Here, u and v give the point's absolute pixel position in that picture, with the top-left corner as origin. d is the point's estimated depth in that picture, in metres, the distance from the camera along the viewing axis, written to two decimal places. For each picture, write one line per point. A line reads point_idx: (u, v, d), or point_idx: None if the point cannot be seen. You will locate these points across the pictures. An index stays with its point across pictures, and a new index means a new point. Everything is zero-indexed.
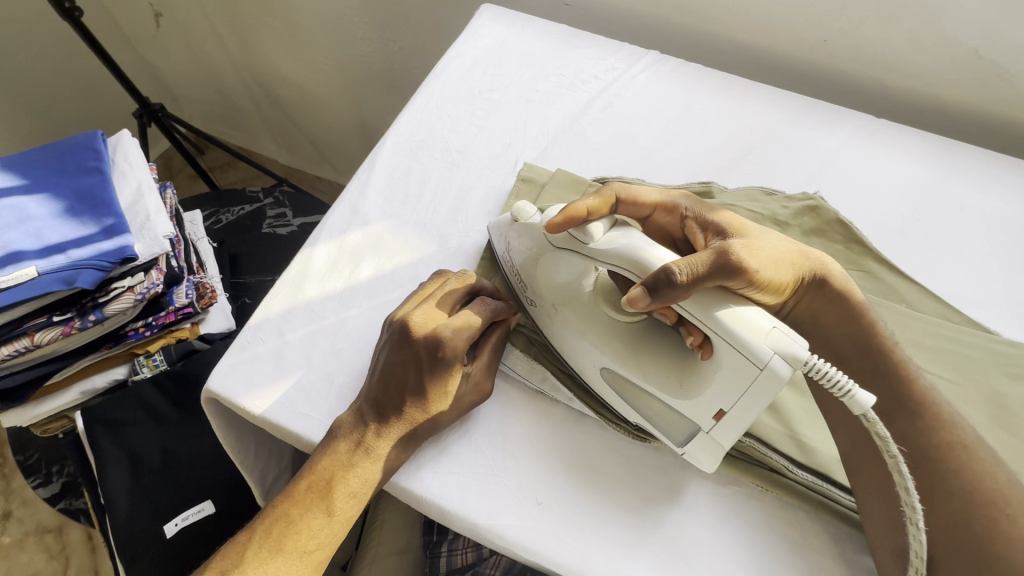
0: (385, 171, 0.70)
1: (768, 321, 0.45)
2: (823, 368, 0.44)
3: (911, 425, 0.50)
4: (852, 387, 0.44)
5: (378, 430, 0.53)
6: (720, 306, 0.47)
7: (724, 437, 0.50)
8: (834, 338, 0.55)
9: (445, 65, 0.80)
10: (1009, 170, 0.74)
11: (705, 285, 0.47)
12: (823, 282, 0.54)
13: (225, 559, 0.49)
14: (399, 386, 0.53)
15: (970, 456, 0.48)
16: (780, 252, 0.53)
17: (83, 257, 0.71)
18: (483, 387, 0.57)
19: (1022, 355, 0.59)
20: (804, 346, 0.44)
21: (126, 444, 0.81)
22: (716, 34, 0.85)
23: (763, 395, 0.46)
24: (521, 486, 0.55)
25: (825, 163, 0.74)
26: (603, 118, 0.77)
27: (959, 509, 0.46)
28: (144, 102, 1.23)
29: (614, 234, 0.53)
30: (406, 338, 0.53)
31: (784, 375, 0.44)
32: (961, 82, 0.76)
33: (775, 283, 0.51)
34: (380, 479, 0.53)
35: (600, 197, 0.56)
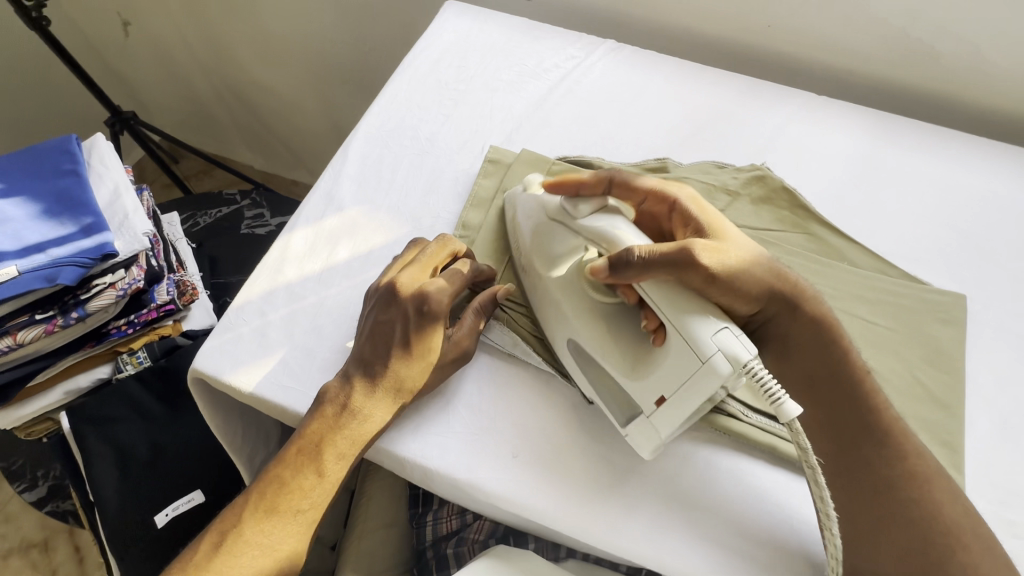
0: (357, 159, 0.76)
1: (718, 320, 0.49)
2: (761, 372, 0.47)
3: (875, 453, 0.52)
4: (785, 398, 0.47)
5: (366, 389, 0.56)
6: (665, 298, 0.51)
7: (665, 423, 0.52)
8: (806, 363, 0.56)
9: (413, 61, 0.86)
10: (940, 137, 0.81)
11: (656, 275, 0.52)
12: (799, 309, 0.56)
13: (225, 521, 0.53)
14: (386, 345, 0.57)
15: (930, 488, 0.51)
16: (751, 266, 0.54)
17: (63, 256, 0.76)
18: (467, 347, 0.59)
19: (951, 303, 0.66)
20: (750, 353, 0.48)
21: (112, 440, 0.86)
22: (670, 23, 0.92)
23: (702, 390, 0.49)
24: (504, 454, 0.57)
25: (772, 137, 0.80)
26: (564, 103, 0.82)
27: (920, 535, 0.49)
28: (116, 110, 1.34)
29: (604, 216, 0.58)
30: (393, 298, 0.58)
31: (721, 373, 0.47)
32: (893, 61, 0.84)
33: (738, 293, 0.53)
34: (367, 438, 0.55)
35: (595, 178, 0.60)
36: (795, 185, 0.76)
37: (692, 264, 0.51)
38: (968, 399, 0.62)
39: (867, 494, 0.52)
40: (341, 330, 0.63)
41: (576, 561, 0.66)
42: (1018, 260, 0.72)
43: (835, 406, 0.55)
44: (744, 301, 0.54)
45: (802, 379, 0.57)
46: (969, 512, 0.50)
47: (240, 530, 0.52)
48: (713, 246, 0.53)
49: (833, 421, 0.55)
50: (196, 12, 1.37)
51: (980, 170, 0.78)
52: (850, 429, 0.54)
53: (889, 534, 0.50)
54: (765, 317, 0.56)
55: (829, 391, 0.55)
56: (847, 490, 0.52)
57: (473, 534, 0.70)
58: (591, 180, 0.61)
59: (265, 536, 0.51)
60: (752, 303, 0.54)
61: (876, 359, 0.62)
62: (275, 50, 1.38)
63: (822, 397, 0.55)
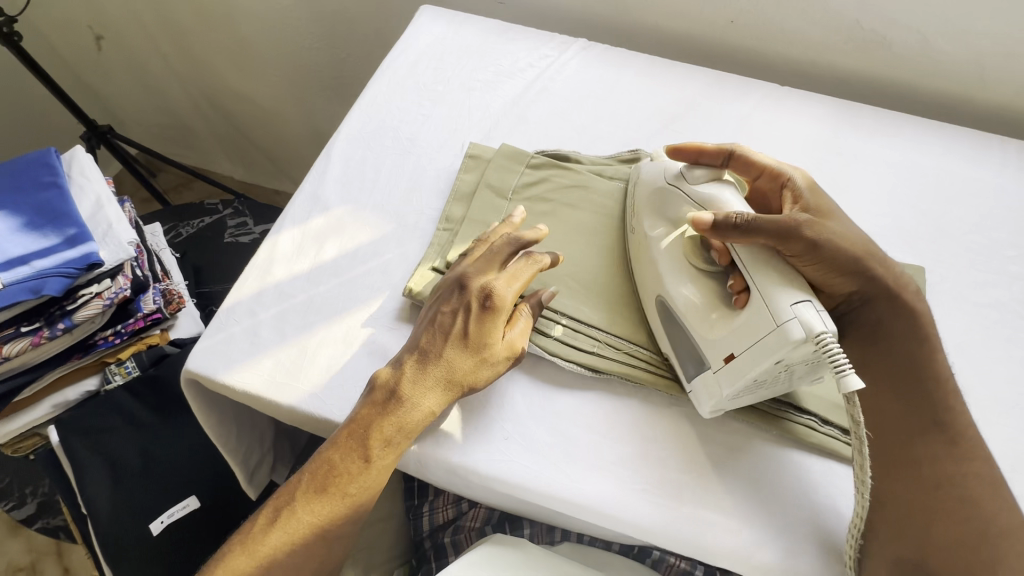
0: (340, 161, 0.77)
1: (803, 294, 0.51)
2: (832, 346, 0.48)
3: (947, 450, 0.53)
4: (851, 371, 0.48)
5: (417, 380, 0.58)
6: (758, 260, 0.54)
7: (730, 381, 0.54)
8: (898, 354, 0.57)
9: (391, 64, 0.88)
10: (894, 121, 0.86)
11: (754, 238, 0.54)
12: (894, 299, 0.58)
13: (280, 498, 0.57)
14: (445, 336, 0.59)
15: (993, 491, 0.52)
16: (854, 247, 0.56)
17: (48, 267, 0.76)
18: (518, 348, 0.60)
19: (910, 275, 0.70)
20: (826, 328, 0.49)
21: (104, 452, 0.85)
22: (637, 21, 0.95)
23: (770, 354, 0.50)
24: (552, 453, 0.59)
25: (738, 127, 0.84)
26: (540, 100, 0.85)
27: (974, 535, 0.50)
28: (92, 124, 1.33)
29: (715, 184, 0.60)
30: (460, 289, 0.60)
31: (793, 338, 0.49)
32: (848, 50, 0.88)
33: (838, 271, 0.56)
34: (415, 427, 0.57)
35: (720, 150, 0.63)
36: None
37: (797, 235, 0.54)
38: None
39: (924, 491, 0.52)
40: (331, 325, 0.65)
41: (571, 544, 0.67)
42: (973, 233, 0.76)
43: (914, 396, 0.56)
44: (842, 278, 0.57)
45: (885, 368, 0.57)
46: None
47: (293, 508, 0.56)
48: (819, 220, 0.56)
49: (912, 413, 0.55)
50: (171, 24, 1.37)
51: (933, 150, 0.83)
52: (928, 422, 0.55)
53: (940, 530, 0.50)
54: (856, 299, 0.58)
55: (914, 382, 0.56)
56: (907, 483, 0.53)
57: (469, 522, 0.71)
58: (714, 150, 0.63)
59: (316, 515, 0.56)
60: (850, 283, 0.57)
61: None
62: (252, 59, 1.39)
63: (902, 384, 0.56)
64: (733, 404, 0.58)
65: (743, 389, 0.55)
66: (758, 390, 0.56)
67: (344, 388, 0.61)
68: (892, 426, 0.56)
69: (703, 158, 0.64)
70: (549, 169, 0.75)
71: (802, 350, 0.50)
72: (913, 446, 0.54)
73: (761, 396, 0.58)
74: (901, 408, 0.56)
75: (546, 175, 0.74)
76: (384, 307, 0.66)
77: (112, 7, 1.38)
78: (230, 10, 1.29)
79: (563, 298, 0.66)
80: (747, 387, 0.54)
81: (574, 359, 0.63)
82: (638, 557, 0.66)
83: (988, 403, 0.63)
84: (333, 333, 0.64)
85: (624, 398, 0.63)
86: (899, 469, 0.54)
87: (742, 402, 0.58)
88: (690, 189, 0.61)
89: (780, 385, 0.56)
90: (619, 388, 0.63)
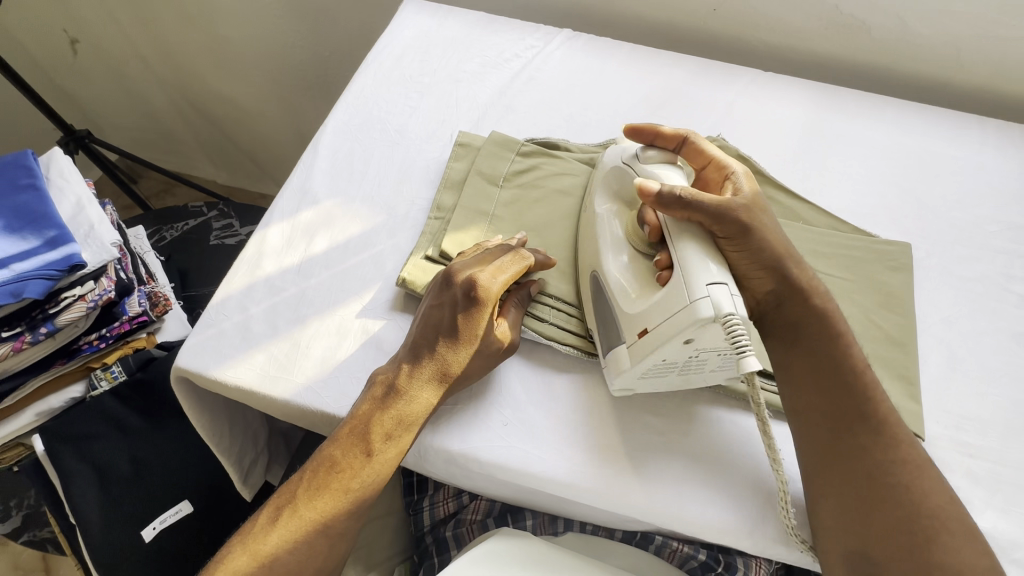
0: (328, 154, 0.77)
1: (720, 277, 0.52)
2: (736, 328, 0.50)
3: (871, 441, 0.53)
4: (749, 353, 0.50)
5: (412, 373, 0.57)
6: (687, 237, 0.55)
7: (639, 356, 0.55)
8: (813, 344, 0.57)
9: (376, 57, 0.88)
10: (876, 104, 0.87)
11: (689, 214, 0.55)
12: (808, 296, 0.58)
13: (281, 496, 0.57)
14: (436, 330, 0.59)
15: (920, 476, 0.51)
16: (778, 240, 0.58)
17: (28, 270, 0.74)
18: (509, 340, 0.60)
19: (897, 252, 0.71)
20: (734, 311, 0.50)
21: (92, 458, 0.83)
22: (621, 11, 0.96)
23: (678, 331, 0.51)
24: (532, 443, 0.58)
25: (724, 113, 0.84)
26: (527, 90, 0.85)
27: (907, 523, 0.49)
28: (69, 128, 1.30)
29: (664, 166, 0.61)
30: (448, 282, 0.59)
31: (699, 315, 0.50)
32: (829, 36, 0.90)
33: (758, 259, 0.57)
34: (414, 421, 0.56)
35: (675, 133, 0.63)
36: (749, 154, 0.80)
37: (721, 217, 0.55)
38: (922, 338, 0.67)
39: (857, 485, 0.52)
40: (324, 316, 0.64)
41: (575, 534, 0.67)
42: (955, 210, 0.78)
43: (836, 393, 0.55)
44: (756, 270, 0.58)
45: (808, 366, 0.57)
46: (955, 501, 0.51)
47: (294, 506, 0.55)
48: (756, 210, 0.58)
49: (836, 407, 0.55)
50: (148, 26, 1.35)
51: (915, 131, 0.84)
52: (852, 417, 0.54)
53: (878, 522, 0.50)
54: (768, 296, 0.59)
55: (836, 380, 0.56)
56: (839, 477, 0.52)
57: (470, 515, 0.70)
58: (668, 134, 0.63)
59: (317, 511, 0.55)
60: (766, 276, 0.58)
61: None
62: (233, 60, 1.37)
63: (826, 369, 0.56)
64: (642, 385, 0.59)
65: (652, 365, 0.55)
66: (671, 371, 0.57)
67: (339, 379, 0.61)
68: (818, 423, 0.55)
69: (658, 141, 0.64)
70: (539, 157, 0.75)
71: (710, 330, 0.51)
72: (841, 440, 0.54)
73: (674, 380, 0.58)
74: (823, 404, 0.55)
75: (536, 163, 0.74)
76: (378, 298, 0.66)
77: (86, 10, 1.35)
78: (209, 10, 1.27)
79: (559, 284, 0.66)
80: (656, 365, 0.55)
81: (572, 343, 0.63)
82: (641, 544, 0.65)
83: (977, 375, 0.64)
84: (327, 324, 0.64)
85: None
86: (832, 465, 0.53)
87: (652, 384, 0.58)
88: (640, 168, 0.61)
89: (692, 370, 0.57)
90: None
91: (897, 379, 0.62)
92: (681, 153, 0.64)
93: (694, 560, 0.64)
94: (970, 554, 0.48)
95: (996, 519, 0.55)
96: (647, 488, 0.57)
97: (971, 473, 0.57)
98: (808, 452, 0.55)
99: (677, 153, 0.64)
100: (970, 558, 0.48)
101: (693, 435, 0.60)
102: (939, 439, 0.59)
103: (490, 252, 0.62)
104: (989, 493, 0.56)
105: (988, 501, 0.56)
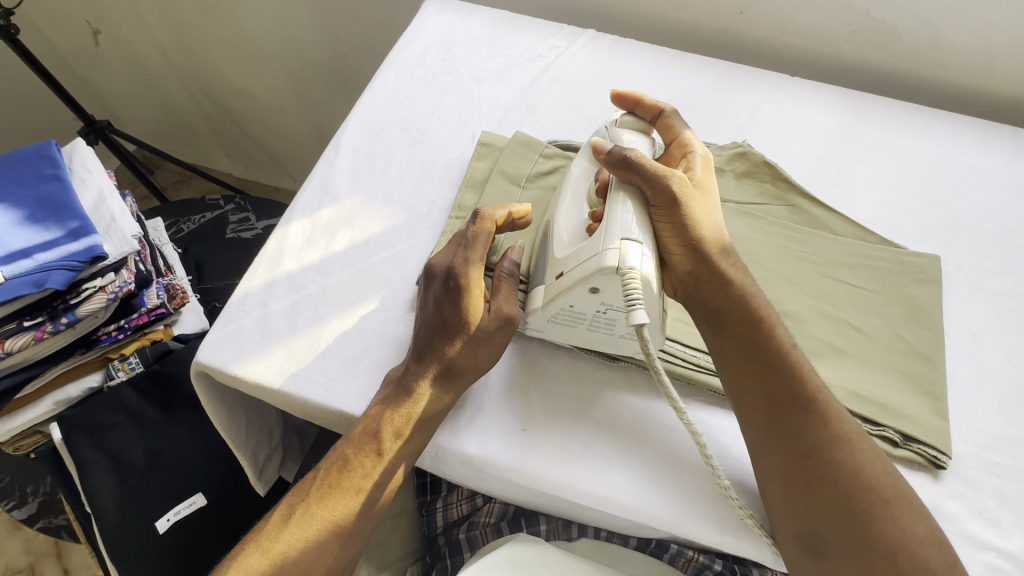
0: (349, 151, 0.76)
1: (638, 236, 0.54)
2: (633, 284, 0.51)
3: (801, 420, 0.52)
4: (639, 307, 0.50)
5: (416, 368, 0.57)
6: (622, 194, 0.57)
7: (550, 297, 0.57)
8: (733, 330, 0.56)
9: (399, 54, 0.87)
10: (906, 112, 0.86)
11: (630, 174, 0.58)
12: (727, 280, 0.57)
13: (293, 495, 0.56)
14: (433, 323, 0.59)
15: (850, 448, 0.51)
16: (707, 218, 0.58)
17: (51, 261, 0.75)
18: (508, 314, 0.58)
19: (927, 264, 0.69)
20: (636, 267, 0.52)
21: (108, 448, 0.84)
22: (646, 12, 0.95)
23: (586, 277, 0.53)
24: (492, 428, 0.59)
25: (750, 117, 0.83)
26: (550, 91, 0.84)
27: (848, 501, 0.49)
28: (89, 118, 1.30)
29: (633, 131, 0.65)
30: (429, 276, 0.60)
31: (605, 263, 0.52)
32: (859, 41, 0.88)
33: (683, 231, 0.57)
34: (420, 417, 0.56)
35: (653, 104, 0.67)
36: (774, 160, 0.79)
37: (660, 182, 0.56)
38: (949, 353, 0.65)
39: (791, 465, 0.52)
40: (343, 315, 0.64)
41: (590, 539, 0.66)
42: (986, 222, 0.76)
43: (765, 373, 0.54)
44: (677, 248, 0.58)
45: (737, 352, 0.56)
46: (891, 471, 0.51)
47: (307, 505, 0.55)
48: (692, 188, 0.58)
49: (766, 390, 0.54)
50: (169, 18, 1.35)
51: (945, 140, 0.83)
52: (782, 395, 0.53)
53: (818, 500, 0.50)
54: (688, 277, 0.58)
55: (763, 361, 0.55)
56: (777, 458, 0.52)
57: (484, 518, 0.70)
58: (649, 105, 0.67)
59: (330, 512, 0.54)
60: (683, 255, 0.58)
61: (859, 317, 0.65)
62: (252, 53, 1.37)
63: (751, 353, 0.55)
64: (551, 329, 0.61)
65: (561, 310, 0.57)
66: (579, 323, 0.58)
67: (359, 378, 0.60)
68: (752, 406, 0.54)
69: (638, 110, 0.68)
70: (562, 159, 0.74)
71: (612, 281, 0.53)
72: (773, 420, 0.53)
73: (586, 334, 0.60)
74: (755, 385, 0.55)
75: (558, 166, 0.73)
76: (397, 297, 0.65)
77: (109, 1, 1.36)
78: (230, 3, 1.27)
79: None
80: (565, 311, 0.57)
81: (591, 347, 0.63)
82: (655, 553, 0.64)
83: (1008, 392, 0.63)
84: (347, 322, 0.64)
85: (643, 387, 0.62)
86: (771, 447, 0.53)
87: (562, 332, 0.60)
88: (614, 129, 0.65)
89: (604, 326, 0.58)
90: (637, 375, 0.63)
91: (924, 395, 0.60)
92: (655, 127, 0.67)
93: (709, 570, 0.64)
94: (908, 523, 0.48)
95: None
96: (679, 503, 0.56)
97: (999, 494, 0.56)
98: (748, 435, 0.55)
99: (651, 127, 0.67)
100: (910, 527, 0.48)
101: (726, 448, 0.58)
102: (966, 457, 0.58)
103: (462, 233, 0.61)
104: (1018, 514, 0.55)
105: (1016, 522, 0.55)
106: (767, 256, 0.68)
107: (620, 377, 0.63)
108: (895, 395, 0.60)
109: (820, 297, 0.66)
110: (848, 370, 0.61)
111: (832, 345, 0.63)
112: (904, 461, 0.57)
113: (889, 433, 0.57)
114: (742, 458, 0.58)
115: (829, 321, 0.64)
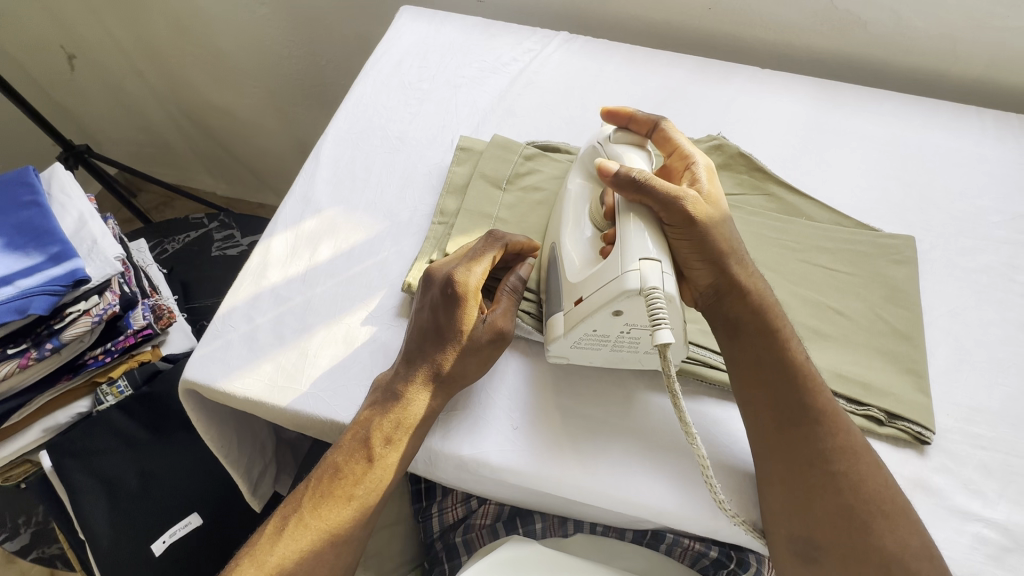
0: (329, 162, 0.77)
1: (655, 255, 0.54)
2: (656, 302, 0.51)
3: (811, 430, 0.53)
4: (663, 326, 0.50)
5: (412, 379, 0.57)
6: (632, 215, 0.56)
7: (570, 324, 0.57)
8: (756, 345, 0.56)
9: (374, 64, 0.88)
10: (874, 96, 0.88)
11: (641, 197, 0.57)
12: (747, 297, 0.57)
13: (287, 505, 0.56)
14: (428, 332, 0.59)
15: (849, 451, 0.52)
16: (726, 231, 0.58)
17: (33, 286, 0.74)
18: (501, 328, 0.59)
19: (902, 245, 0.71)
20: (658, 286, 0.52)
21: (100, 473, 0.82)
22: (617, 12, 0.96)
23: (608, 300, 0.53)
24: (496, 440, 0.58)
25: (725, 110, 0.85)
26: (526, 93, 0.85)
27: (842, 496, 0.51)
28: (67, 143, 1.28)
29: (630, 147, 0.63)
30: (428, 281, 0.61)
31: (626, 286, 0.52)
32: (825, 31, 0.90)
33: (710, 244, 0.56)
34: (413, 425, 0.56)
35: (648, 118, 0.65)
36: (750, 151, 0.80)
37: (669, 203, 0.56)
38: (929, 331, 0.66)
39: (790, 473, 0.52)
40: (330, 325, 0.64)
41: (585, 535, 0.66)
42: (959, 202, 0.78)
43: (778, 383, 0.55)
44: (698, 264, 0.57)
45: (751, 366, 0.56)
46: (891, 483, 0.52)
47: (301, 515, 0.55)
48: (707, 204, 0.57)
49: (774, 392, 0.55)
50: (144, 39, 1.35)
51: (914, 123, 0.85)
52: (792, 409, 0.54)
53: (819, 509, 0.51)
54: (708, 291, 0.58)
55: (772, 374, 0.55)
56: (783, 463, 0.53)
57: (480, 520, 0.69)
58: (643, 119, 0.65)
59: (324, 520, 0.54)
60: (705, 270, 0.57)
61: (840, 300, 0.66)
62: (231, 72, 1.38)
63: (770, 361, 0.56)
64: (574, 354, 0.60)
65: (584, 335, 0.57)
66: (602, 345, 0.59)
67: (348, 388, 0.60)
68: (762, 408, 0.55)
69: (633, 126, 0.66)
70: (543, 159, 0.75)
71: (635, 302, 0.53)
72: (780, 429, 0.54)
73: (608, 355, 0.60)
74: (766, 396, 0.55)
75: (537, 166, 0.74)
76: (383, 304, 0.66)
77: (82, 25, 1.35)
78: (203, 22, 1.27)
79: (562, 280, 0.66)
80: (588, 336, 0.57)
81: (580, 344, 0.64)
82: (652, 544, 0.64)
83: (985, 364, 0.64)
84: (334, 333, 0.64)
85: (629, 378, 0.63)
86: (774, 457, 0.53)
87: (585, 355, 0.60)
88: (609, 146, 0.64)
89: (627, 346, 0.59)
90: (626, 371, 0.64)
91: (905, 373, 0.62)
92: (651, 140, 0.66)
93: (705, 558, 0.63)
94: (906, 535, 0.49)
95: (1010, 511, 0.55)
96: (673, 497, 0.56)
97: (983, 465, 0.57)
98: (752, 442, 0.55)
99: (647, 139, 0.66)
100: (907, 540, 0.49)
101: (718, 438, 0.59)
102: (950, 431, 0.59)
103: (472, 246, 0.62)
104: (1003, 484, 0.56)
105: (1000, 492, 0.56)
106: (747, 244, 0.69)
107: (607, 373, 0.64)
108: (878, 374, 0.61)
109: (800, 282, 0.67)
110: (831, 352, 0.62)
111: (814, 329, 0.64)
112: (889, 438, 0.58)
113: (874, 413, 0.58)
114: (736, 445, 0.59)
115: (810, 306, 0.66)
